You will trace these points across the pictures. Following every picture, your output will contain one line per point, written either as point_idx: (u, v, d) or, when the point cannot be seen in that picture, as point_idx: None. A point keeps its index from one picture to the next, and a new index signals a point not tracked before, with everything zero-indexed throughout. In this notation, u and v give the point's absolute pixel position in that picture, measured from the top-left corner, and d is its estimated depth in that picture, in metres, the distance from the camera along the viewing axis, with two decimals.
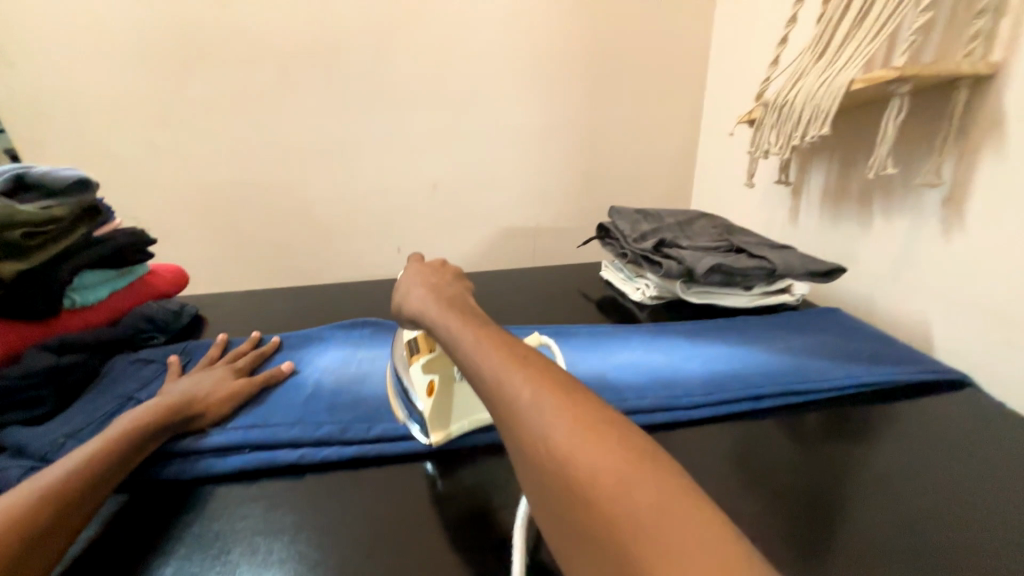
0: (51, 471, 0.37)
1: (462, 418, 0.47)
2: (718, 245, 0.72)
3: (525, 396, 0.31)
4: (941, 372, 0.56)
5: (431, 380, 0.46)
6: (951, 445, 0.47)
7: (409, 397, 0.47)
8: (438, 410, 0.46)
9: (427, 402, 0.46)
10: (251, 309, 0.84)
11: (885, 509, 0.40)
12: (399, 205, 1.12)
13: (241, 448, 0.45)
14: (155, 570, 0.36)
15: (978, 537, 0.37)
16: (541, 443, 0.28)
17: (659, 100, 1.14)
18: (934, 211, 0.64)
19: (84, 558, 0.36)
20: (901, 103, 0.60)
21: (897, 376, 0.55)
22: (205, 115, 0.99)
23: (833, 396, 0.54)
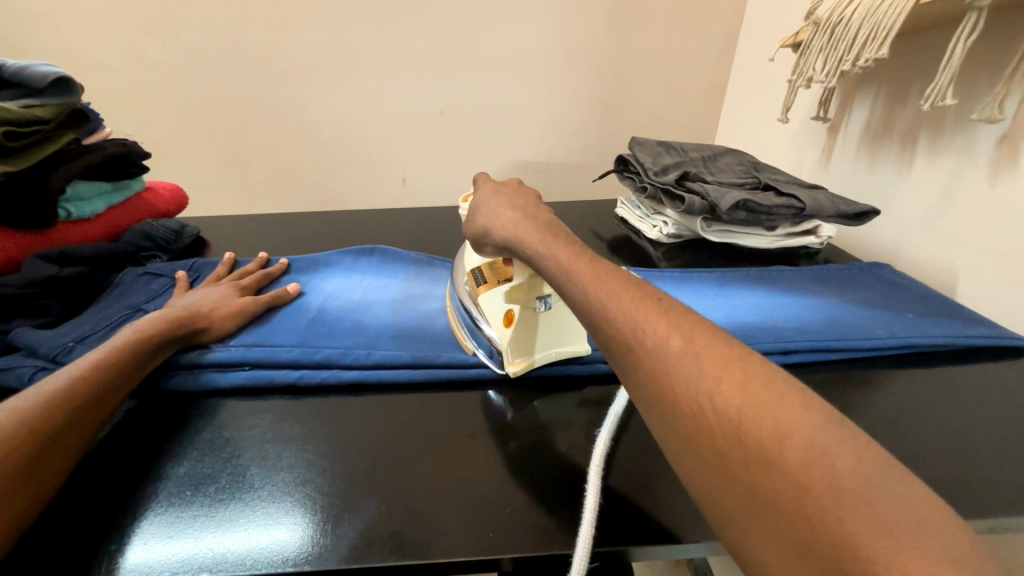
0: (57, 377, 0.36)
1: (540, 350, 0.46)
2: (745, 181, 0.67)
3: (676, 341, 0.27)
4: (990, 335, 0.52)
5: (510, 310, 0.46)
6: (963, 396, 0.46)
7: (479, 325, 0.48)
8: (516, 340, 0.45)
9: (506, 332, 0.45)
10: (255, 233, 0.82)
11: (895, 448, 0.40)
12: (403, 131, 1.05)
13: (243, 364, 0.45)
14: (169, 470, 0.37)
15: (984, 476, 0.37)
16: (693, 395, 0.25)
17: (695, 18, 1.02)
18: (988, 150, 0.59)
19: (99, 457, 0.37)
20: (978, 19, 0.52)
21: (940, 337, 0.51)
22: (191, 18, 0.90)
23: (872, 355, 0.50)
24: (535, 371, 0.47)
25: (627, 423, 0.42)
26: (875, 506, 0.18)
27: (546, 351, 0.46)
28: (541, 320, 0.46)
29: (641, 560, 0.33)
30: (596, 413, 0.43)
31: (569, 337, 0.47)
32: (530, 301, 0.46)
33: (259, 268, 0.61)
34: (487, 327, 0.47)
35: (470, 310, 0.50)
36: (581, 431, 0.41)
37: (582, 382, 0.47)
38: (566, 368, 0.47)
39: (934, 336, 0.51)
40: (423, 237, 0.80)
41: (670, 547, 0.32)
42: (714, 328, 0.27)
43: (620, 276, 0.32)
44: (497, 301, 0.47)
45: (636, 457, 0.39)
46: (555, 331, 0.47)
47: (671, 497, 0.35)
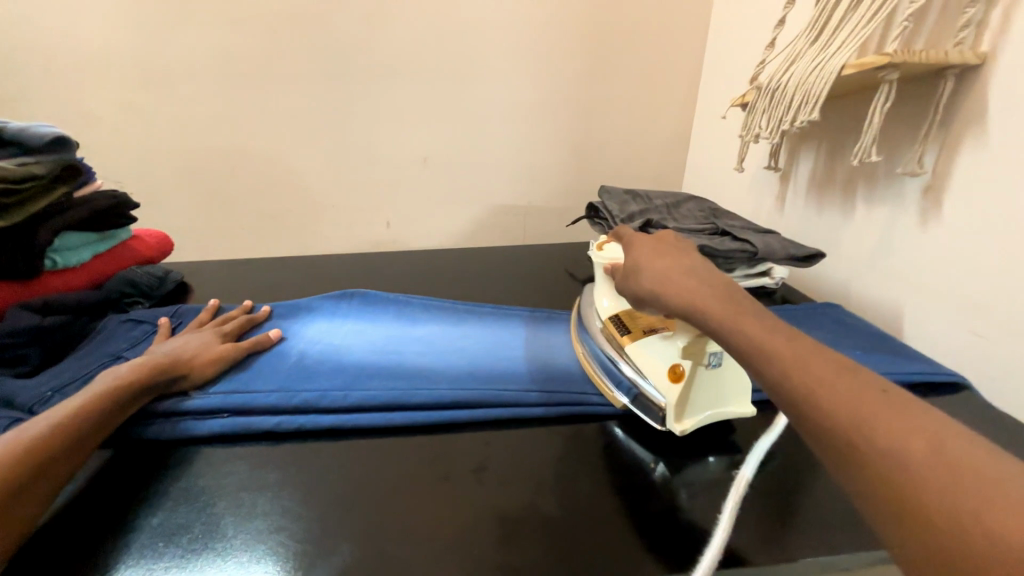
0: (47, 421, 0.37)
1: (708, 408, 0.46)
2: (704, 227, 0.73)
3: None
4: (934, 373, 0.57)
5: (679, 365, 0.45)
6: None
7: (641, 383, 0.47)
8: (684, 396, 0.45)
9: (675, 389, 0.45)
10: (238, 278, 0.84)
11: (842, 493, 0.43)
12: (388, 178, 1.10)
13: (221, 412, 0.46)
14: (142, 521, 0.37)
15: None
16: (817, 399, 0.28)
17: (657, 78, 1.13)
18: (915, 199, 0.65)
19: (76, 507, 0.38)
20: (890, 90, 0.60)
21: (894, 373, 0.56)
22: (187, 76, 0.96)
23: None
24: (506, 411, 0.49)
25: (606, 459, 0.44)
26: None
27: (712, 409, 0.46)
28: (709, 377, 0.45)
29: None
30: (595, 449, 0.46)
31: (732, 395, 0.47)
32: (701, 360, 0.45)
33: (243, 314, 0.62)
34: (649, 384, 0.47)
35: (621, 365, 0.50)
36: (550, 469, 0.43)
37: (552, 423, 0.49)
38: (535, 410, 0.49)
39: (892, 373, 0.56)
40: (405, 280, 0.83)
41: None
42: None
43: None
44: (659, 356, 0.47)
45: (604, 493, 0.41)
46: (722, 389, 0.47)
47: (657, 531, 0.37)
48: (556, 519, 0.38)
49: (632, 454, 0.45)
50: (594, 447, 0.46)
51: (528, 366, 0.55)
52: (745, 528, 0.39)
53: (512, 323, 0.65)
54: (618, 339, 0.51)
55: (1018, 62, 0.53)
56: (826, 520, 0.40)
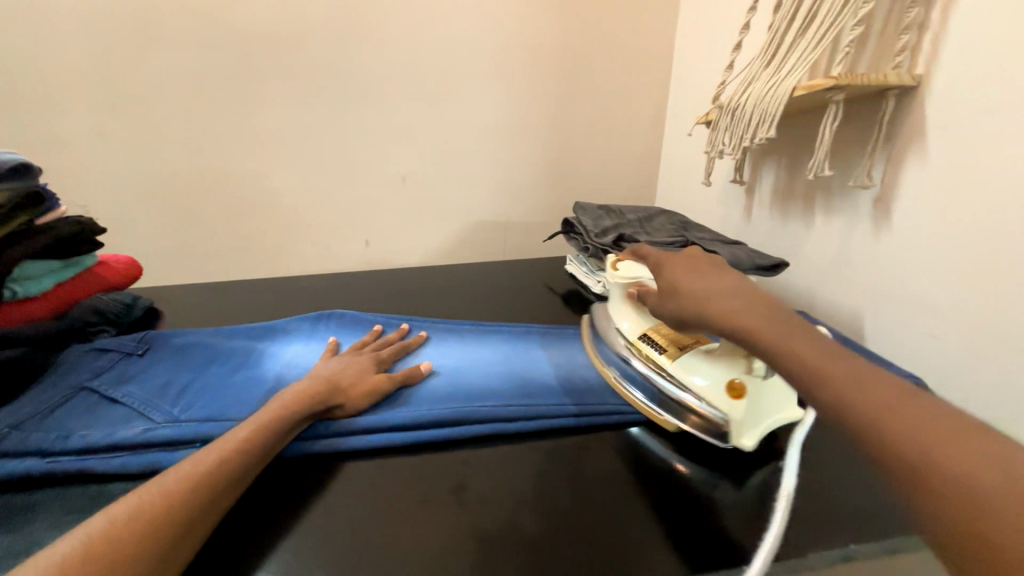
0: (206, 458, 0.38)
1: (765, 420, 0.46)
2: (675, 240, 0.75)
3: None
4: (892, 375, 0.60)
5: (731, 381, 0.45)
6: None
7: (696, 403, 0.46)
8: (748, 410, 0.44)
9: (739, 404, 0.44)
10: (211, 303, 0.82)
11: (812, 497, 0.45)
12: (366, 198, 1.11)
13: (193, 441, 0.45)
14: None
15: (883, 517, 0.42)
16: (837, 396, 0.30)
17: (627, 97, 1.17)
18: (867, 210, 0.69)
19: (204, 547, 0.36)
20: (837, 110, 0.65)
21: None
22: (156, 99, 0.95)
23: None
24: (486, 427, 0.49)
25: (592, 467, 0.45)
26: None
27: (769, 423, 0.46)
28: (761, 387, 0.45)
29: None
30: (574, 459, 0.46)
31: (783, 402, 0.47)
32: (749, 371, 0.45)
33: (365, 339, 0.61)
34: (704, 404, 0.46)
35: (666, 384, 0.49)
36: (529, 484, 0.43)
37: (531, 438, 0.49)
38: (513, 425, 0.50)
39: None
40: (384, 299, 0.82)
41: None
42: None
43: None
44: (709, 372, 0.47)
45: (582, 505, 0.41)
46: (773, 400, 0.47)
47: (633, 534, 0.38)
48: (536, 533, 0.38)
49: (616, 463, 0.46)
50: (573, 459, 0.46)
51: (507, 382, 0.56)
52: (739, 528, 0.39)
53: (493, 339, 0.66)
54: (655, 359, 0.50)
55: (949, 84, 0.58)
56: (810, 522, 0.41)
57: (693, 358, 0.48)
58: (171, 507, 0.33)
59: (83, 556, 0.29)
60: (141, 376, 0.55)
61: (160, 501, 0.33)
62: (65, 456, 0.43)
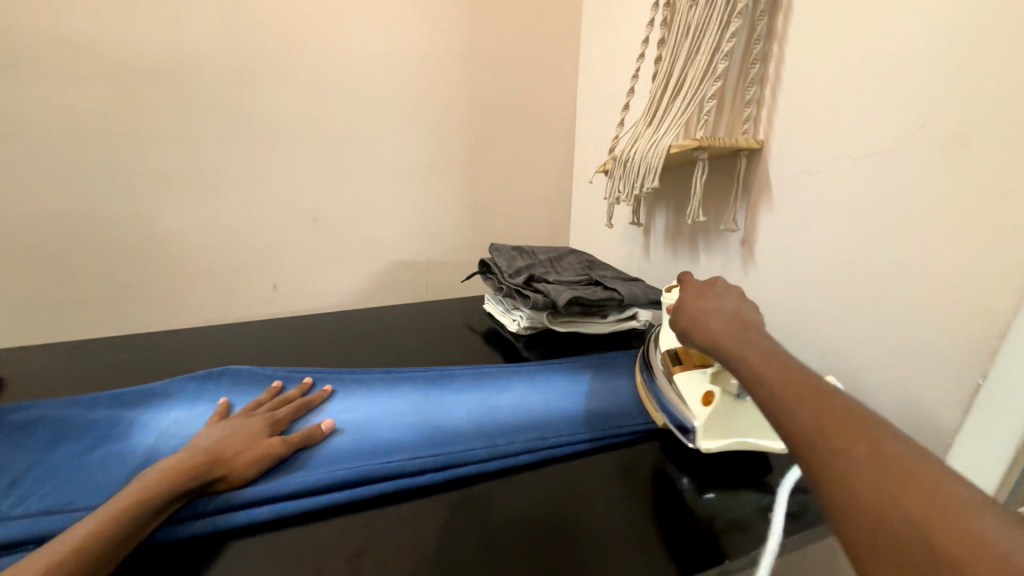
0: (49, 554, 0.33)
1: (738, 434, 0.50)
2: (580, 278, 0.81)
3: None
4: None
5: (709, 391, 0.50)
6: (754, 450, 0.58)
7: (674, 404, 0.53)
8: (713, 419, 0.49)
9: (703, 410, 0.49)
10: (72, 365, 0.71)
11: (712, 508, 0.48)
12: (273, 241, 1.05)
13: (25, 543, 0.37)
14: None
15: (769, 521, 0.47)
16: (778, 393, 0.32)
17: (537, 145, 1.26)
18: (736, 249, 0.80)
19: None
20: (704, 166, 0.76)
21: None
22: (12, 134, 0.83)
23: None
24: (395, 484, 0.47)
25: (502, 513, 0.45)
26: (917, 483, 0.23)
27: (744, 441, 0.49)
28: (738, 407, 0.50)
29: None
30: (483, 507, 0.46)
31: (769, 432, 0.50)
32: (729, 390, 0.50)
33: (270, 397, 0.57)
34: (680, 405, 0.52)
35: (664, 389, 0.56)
36: (433, 541, 0.42)
37: (441, 489, 0.48)
38: (422, 477, 0.48)
39: None
40: (290, 350, 0.77)
41: None
42: None
43: None
44: (693, 382, 0.52)
45: (487, 555, 0.40)
46: (751, 424, 0.50)
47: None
48: None
49: (524, 506, 0.46)
50: (483, 506, 0.46)
51: (417, 431, 0.55)
52: (637, 557, 0.41)
53: (405, 386, 0.64)
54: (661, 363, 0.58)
55: (783, 147, 0.71)
56: (702, 537, 0.43)
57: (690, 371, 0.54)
58: None
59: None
60: None
61: None
62: None
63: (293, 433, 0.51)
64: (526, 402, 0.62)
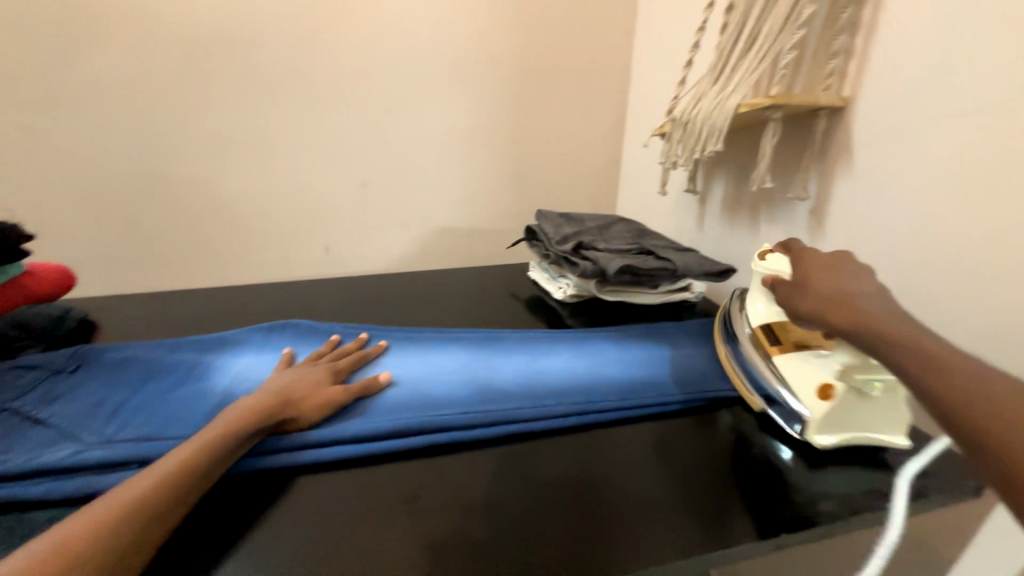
0: (153, 474, 0.37)
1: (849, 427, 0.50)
2: (631, 247, 0.78)
3: None
4: None
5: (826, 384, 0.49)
6: None
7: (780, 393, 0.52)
8: (833, 415, 0.49)
9: (821, 407, 0.49)
10: (154, 313, 0.78)
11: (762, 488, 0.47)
12: (326, 204, 1.08)
13: (130, 463, 0.42)
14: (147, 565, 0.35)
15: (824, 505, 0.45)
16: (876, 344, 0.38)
17: (588, 108, 1.21)
18: (804, 220, 0.74)
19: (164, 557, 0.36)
20: (776, 127, 0.69)
21: None
22: (96, 98, 0.89)
23: None
24: (447, 436, 0.49)
25: (550, 471, 0.46)
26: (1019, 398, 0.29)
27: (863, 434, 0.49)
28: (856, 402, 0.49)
29: None
30: (531, 464, 0.47)
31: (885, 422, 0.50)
32: (853, 383, 0.48)
33: (329, 349, 0.60)
34: (789, 396, 0.51)
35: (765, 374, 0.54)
36: (483, 492, 0.43)
37: (490, 444, 0.50)
38: (472, 432, 0.50)
39: None
40: (344, 308, 0.81)
41: None
42: None
43: None
44: (806, 372, 0.50)
45: (534, 509, 0.42)
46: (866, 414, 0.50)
47: (586, 534, 0.39)
48: (488, 539, 0.38)
49: (569, 466, 0.47)
50: (531, 463, 0.47)
51: (466, 388, 0.56)
52: (682, 524, 0.41)
53: (454, 346, 0.66)
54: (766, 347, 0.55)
55: (871, 106, 0.64)
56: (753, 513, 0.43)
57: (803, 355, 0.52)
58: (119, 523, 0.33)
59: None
60: (72, 394, 0.51)
61: (111, 518, 0.33)
62: None
63: (352, 383, 0.54)
64: (572, 368, 0.62)
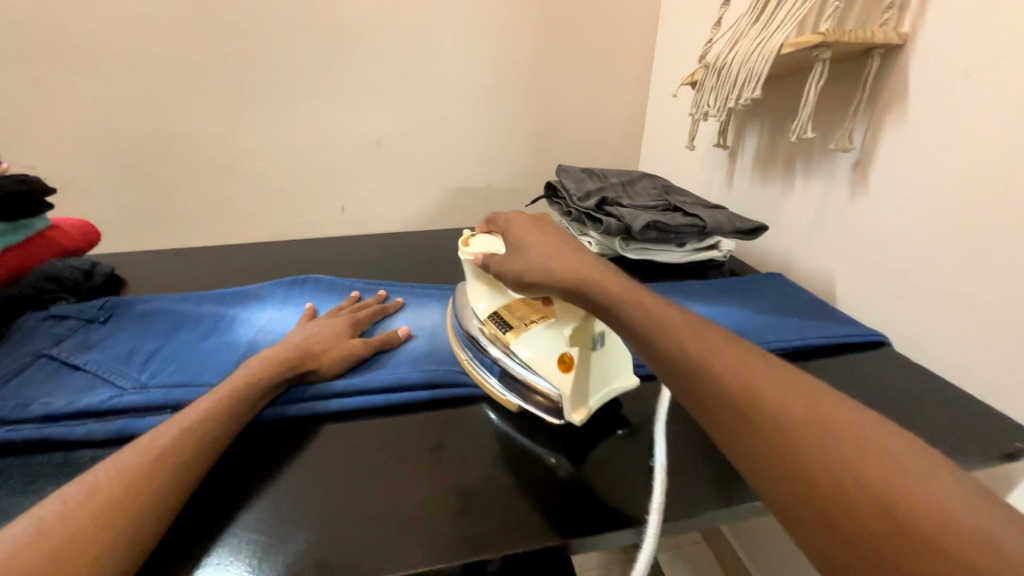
0: (185, 421, 0.38)
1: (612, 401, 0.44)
2: (657, 204, 0.75)
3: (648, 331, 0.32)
4: (862, 335, 0.63)
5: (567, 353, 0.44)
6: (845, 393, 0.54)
7: (530, 374, 0.46)
8: (575, 386, 0.43)
9: (567, 378, 0.43)
10: (178, 269, 0.79)
11: None
12: (340, 161, 1.06)
13: (164, 408, 0.44)
14: (188, 510, 0.36)
15: None
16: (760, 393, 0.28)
17: (612, 56, 1.13)
18: (846, 173, 0.69)
19: (203, 497, 0.37)
20: (823, 69, 0.63)
21: (822, 340, 0.60)
22: (104, 50, 0.87)
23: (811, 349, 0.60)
24: (470, 390, 0.49)
25: (577, 425, 0.46)
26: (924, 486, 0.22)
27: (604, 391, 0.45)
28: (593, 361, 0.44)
29: (583, 551, 0.36)
30: (555, 417, 0.47)
31: (617, 371, 0.47)
32: (586, 344, 0.43)
33: (351, 303, 0.60)
34: (536, 377, 0.45)
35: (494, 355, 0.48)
36: (508, 443, 0.44)
37: None
38: None
39: (823, 337, 0.61)
40: (362, 265, 0.80)
41: (614, 533, 0.36)
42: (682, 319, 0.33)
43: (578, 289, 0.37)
44: (543, 346, 0.46)
45: (560, 460, 0.42)
46: (604, 369, 0.46)
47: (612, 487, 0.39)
48: (512, 489, 0.39)
49: (593, 421, 0.47)
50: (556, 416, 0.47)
51: None
52: (705, 482, 0.41)
53: None
54: (502, 337, 0.48)
55: (935, 43, 0.57)
56: None
57: (535, 331, 0.47)
58: (155, 466, 0.34)
59: (34, 537, 0.28)
60: (104, 343, 0.52)
61: (147, 462, 0.34)
62: (25, 424, 0.42)
63: (374, 337, 0.54)
64: None
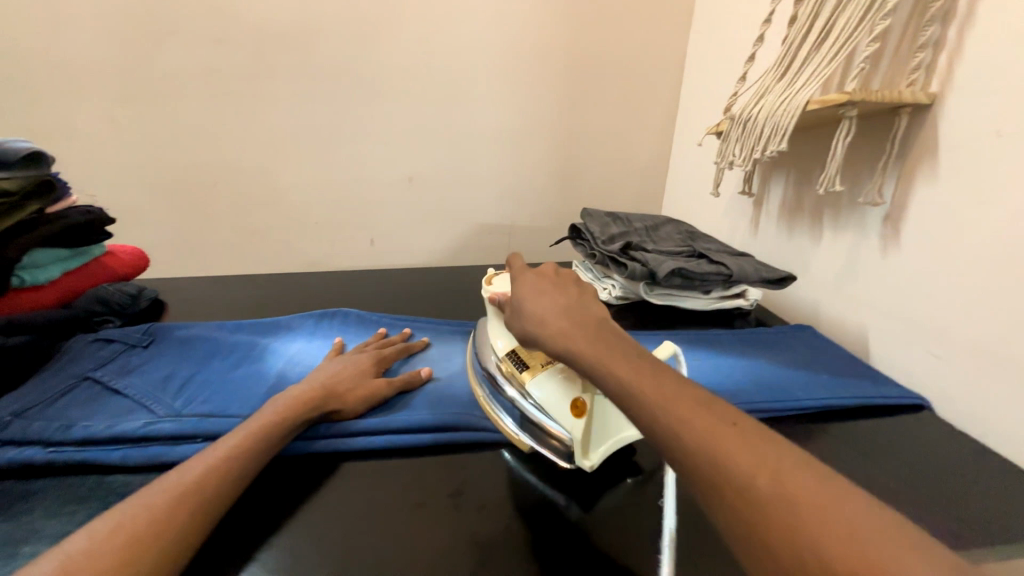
0: (213, 454, 0.39)
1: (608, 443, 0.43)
2: (681, 250, 0.75)
3: (674, 387, 0.32)
4: (901, 397, 0.60)
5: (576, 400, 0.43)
6: (881, 459, 0.51)
7: (541, 418, 0.45)
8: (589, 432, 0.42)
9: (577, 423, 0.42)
10: (216, 297, 0.82)
11: None
12: (374, 197, 1.11)
13: (194, 437, 0.45)
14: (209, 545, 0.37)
15: None
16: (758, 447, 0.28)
17: (638, 105, 1.17)
18: (877, 227, 0.69)
19: (224, 533, 0.38)
20: (850, 126, 0.64)
21: (857, 399, 0.58)
22: (171, 93, 0.95)
23: (844, 408, 0.58)
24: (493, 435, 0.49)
25: (599, 477, 0.45)
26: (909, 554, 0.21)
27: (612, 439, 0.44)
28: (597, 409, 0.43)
29: None
30: (576, 467, 0.46)
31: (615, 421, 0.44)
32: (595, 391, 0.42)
33: (379, 339, 0.62)
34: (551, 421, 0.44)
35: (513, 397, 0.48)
36: (527, 493, 0.43)
37: None
38: None
39: (858, 397, 0.58)
40: (389, 300, 0.82)
41: None
42: (710, 378, 0.32)
43: (604, 340, 0.37)
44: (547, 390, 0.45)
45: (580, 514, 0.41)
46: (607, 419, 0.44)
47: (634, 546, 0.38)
48: (529, 542, 0.38)
49: (612, 473, 0.46)
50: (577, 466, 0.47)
51: None
52: (731, 549, 0.39)
53: None
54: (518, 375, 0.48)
55: (964, 104, 0.57)
56: None
57: (548, 376, 0.46)
58: (181, 498, 0.35)
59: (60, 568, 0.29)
60: (143, 367, 0.55)
61: (175, 494, 0.35)
62: (65, 446, 0.43)
63: (399, 376, 0.55)
64: None
